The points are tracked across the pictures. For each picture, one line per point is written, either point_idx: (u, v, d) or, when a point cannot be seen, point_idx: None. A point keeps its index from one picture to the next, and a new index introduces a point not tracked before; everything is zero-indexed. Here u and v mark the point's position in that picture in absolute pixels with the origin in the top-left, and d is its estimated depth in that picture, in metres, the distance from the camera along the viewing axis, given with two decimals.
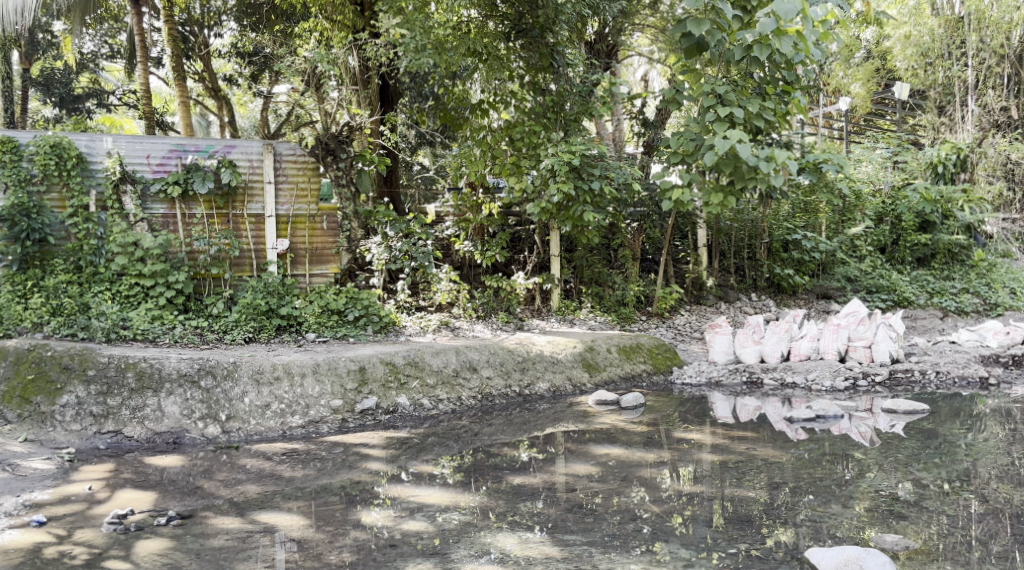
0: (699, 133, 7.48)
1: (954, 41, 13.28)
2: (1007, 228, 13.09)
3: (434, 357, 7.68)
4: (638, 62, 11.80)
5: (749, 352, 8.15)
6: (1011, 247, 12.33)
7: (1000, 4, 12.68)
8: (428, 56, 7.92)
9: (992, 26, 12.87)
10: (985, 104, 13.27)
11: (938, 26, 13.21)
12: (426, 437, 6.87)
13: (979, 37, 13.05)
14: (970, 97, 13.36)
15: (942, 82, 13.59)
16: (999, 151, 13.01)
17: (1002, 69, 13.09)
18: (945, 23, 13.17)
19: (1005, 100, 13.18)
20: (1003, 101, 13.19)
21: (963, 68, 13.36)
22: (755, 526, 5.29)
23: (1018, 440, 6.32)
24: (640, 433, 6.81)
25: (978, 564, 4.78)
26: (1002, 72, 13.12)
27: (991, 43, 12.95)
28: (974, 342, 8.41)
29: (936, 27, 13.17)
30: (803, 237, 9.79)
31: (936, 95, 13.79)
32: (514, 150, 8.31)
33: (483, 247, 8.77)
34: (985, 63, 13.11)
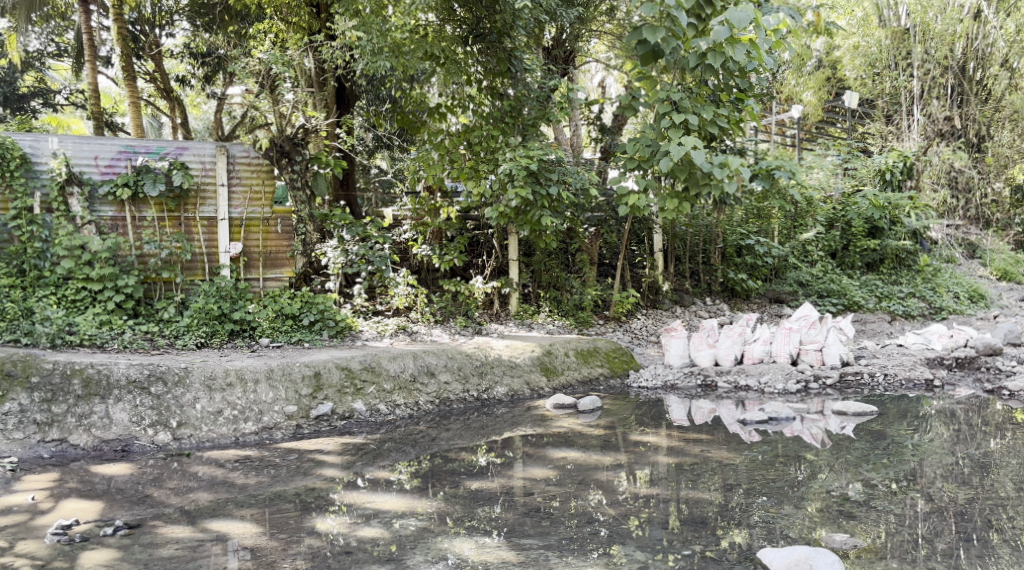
0: (655, 140, 7.56)
1: (900, 51, 13.66)
2: (951, 235, 12.94)
3: (391, 362, 7.63)
4: (595, 68, 11.95)
5: (703, 356, 8.26)
6: (956, 253, 12.55)
7: (945, 17, 13.11)
8: (386, 58, 7.94)
9: (937, 38, 13.28)
10: (930, 114, 13.66)
11: (885, 37, 13.66)
12: (383, 442, 6.83)
13: (925, 49, 13.43)
14: (915, 107, 13.68)
15: (890, 91, 13.95)
16: (943, 160, 13.10)
17: (946, 80, 13.50)
18: (892, 35, 13.56)
19: (948, 110, 13.60)
20: (947, 111, 13.61)
21: (909, 79, 13.66)
22: (709, 528, 5.36)
23: (962, 440, 6.50)
24: (597, 436, 6.86)
25: (924, 562, 4.90)
26: (946, 82, 13.53)
27: (936, 54, 13.33)
28: (920, 345, 8.62)
29: (883, 38, 13.64)
30: (756, 242, 9.97)
31: (884, 104, 14.12)
32: (473, 154, 8.29)
33: (440, 251, 8.74)
34: (930, 73, 13.49)
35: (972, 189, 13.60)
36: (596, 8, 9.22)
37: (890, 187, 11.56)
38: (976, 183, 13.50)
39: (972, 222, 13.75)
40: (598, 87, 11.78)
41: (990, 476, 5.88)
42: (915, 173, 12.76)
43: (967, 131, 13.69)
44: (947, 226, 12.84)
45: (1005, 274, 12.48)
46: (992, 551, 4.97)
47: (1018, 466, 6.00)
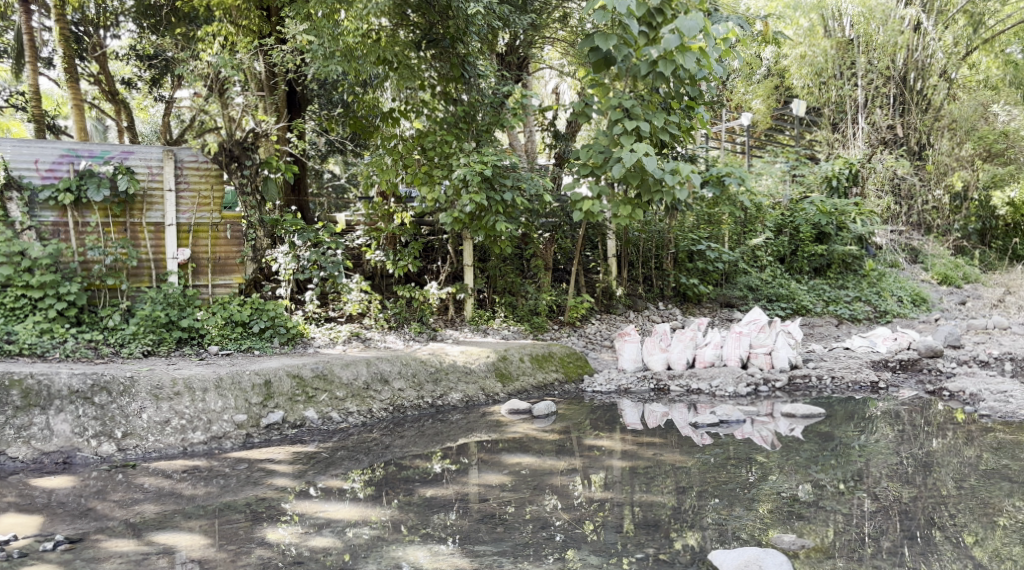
0: (608, 146, 7.63)
1: (845, 61, 14.01)
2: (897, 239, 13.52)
3: (344, 369, 7.57)
4: (548, 75, 12.05)
5: (656, 359, 8.36)
6: (900, 258, 12.83)
7: (887, 28, 13.64)
8: (337, 63, 7.87)
9: (879, 49, 13.73)
10: (874, 123, 13.83)
11: (830, 47, 13.94)
12: (335, 451, 6.75)
13: (868, 59, 13.84)
14: (860, 115, 13.88)
15: (835, 100, 14.11)
16: (887, 167, 13.26)
17: (889, 90, 13.88)
18: (836, 45, 13.94)
19: (891, 119, 13.89)
20: (890, 120, 13.90)
21: (854, 88, 13.95)
22: (662, 531, 5.41)
23: (906, 440, 6.67)
24: (552, 441, 6.88)
25: (870, 560, 5.02)
26: (888, 92, 13.90)
27: (878, 64, 13.74)
28: (865, 347, 8.82)
29: (829, 48, 13.91)
30: (707, 247, 10.18)
31: (830, 112, 14.29)
32: (426, 160, 8.27)
33: (395, 257, 8.68)
34: (874, 83, 13.85)
35: (913, 196, 13.85)
36: (549, 14, 9.28)
37: (837, 194, 11.97)
38: (918, 190, 13.81)
39: (914, 227, 14.03)
40: (552, 93, 11.82)
41: (933, 475, 6.04)
42: (859, 180, 13.02)
43: (909, 139, 14.11)
44: (892, 232, 13.10)
45: (945, 278, 12.78)
46: (934, 548, 5.11)
47: (959, 464, 6.16)
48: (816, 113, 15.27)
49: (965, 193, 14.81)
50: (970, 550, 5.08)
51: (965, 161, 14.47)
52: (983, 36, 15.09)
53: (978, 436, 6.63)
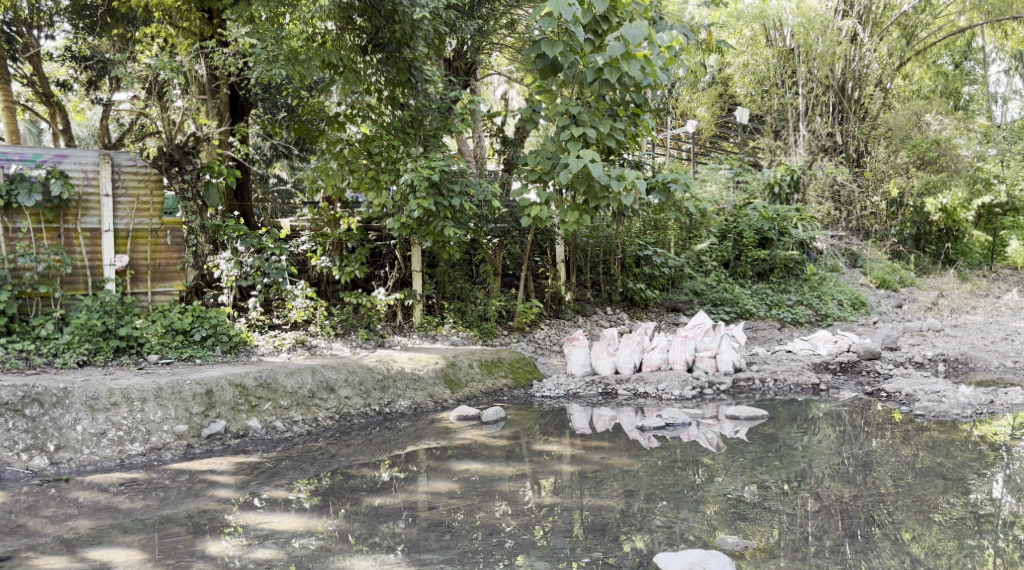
0: (555, 152, 7.66)
1: (786, 70, 14.40)
2: (836, 245, 13.53)
3: (288, 378, 7.45)
4: (497, 81, 12.17)
5: (604, 364, 8.42)
6: (840, 262, 13.06)
7: (826, 39, 14.00)
8: (281, 66, 7.77)
9: (819, 59, 14.10)
10: (815, 130, 14.40)
11: (773, 56, 14.37)
12: (279, 460, 6.63)
13: (808, 68, 14.23)
14: (801, 123, 14.43)
15: (777, 108, 14.57)
16: (827, 174, 13.67)
17: (828, 98, 14.36)
18: (778, 54, 14.35)
19: (831, 127, 14.39)
20: (830, 128, 14.39)
21: (795, 96, 14.40)
22: (610, 535, 5.44)
23: (847, 441, 6.84)
24: (501, 447, 6.87)
25: (812, 559, 5.12)
26: (828, 101, 14.38)
27: (817, 74, 14.14)
28: (807, 350, 9.02)
29: (771, 57, 14.33)
30: (654, 253, 10.27)
31: (772, 120, 14.71)
32: (372, 165, 8.18)
33: (341, 263, 8.63)
34: (814, 92, 14.26)
35: (854, 203, 14.31)
36: (496, 21, 9.29)
37: (779, 200, 12.37)
38: (857, 197, 14.14)
39: (853, 233, 14.35)
40: (501, 99, 11.79)
41: (872, 474, 6.19)
42: (802, 186, 13.27)
43: (848, 146, 14.52)
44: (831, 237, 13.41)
45: (883, 282, 13.12)
46: (874, 545, 5.23)
47: (897, 463, 6.33)
48: (758, 121, 15.58)
49: (901, 199, 14.83)
50: (908, 546, 5.21)
51: (901, 168, 14.57)
52: (917, 47, 15.55)
53: (915, 436, 6.82)
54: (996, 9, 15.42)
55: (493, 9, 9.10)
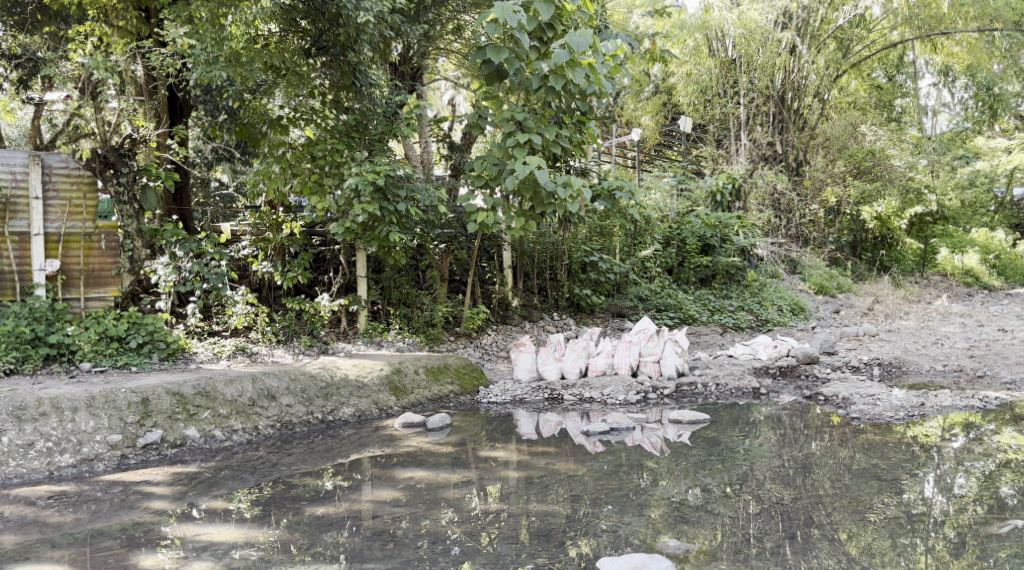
0: (501, 158, 7.67)
1: (728, 80, 14.65)
2: (774, 252, 13.50)
3: (227, 386, 7.29)
4: (445, 87, 12.25)
5: (550, 369, 8.49)
6: (780, 269, 13.24)
7: (766, 50, 14.31)
8: (221, 68, 7.62)
9: (760, 69, 14.46)
10: (755, 139, 14.63)
11: (715, 66, 14.60)
12: (219, 470, 6.48)
13: (749, 78, 14.56)
14: (743, 132, 14.72)
15: (720, 117, 14.90)
16: (767, 182, 14.00)
17: (768, 108, 14.66)
18: (721, 64, 14.59)
19: (771, 136, 14.67)
20: (770, 137, 14.67)
21: (736, 106, 14.69)
22: (556, 540, 5.45)
23: (787, 444, 6.97)
24: (446, 453, 6.82)
25: (754, 561, 5.20)
26: (768, 110, 14.70)
27: (758, 84, 14.48)
28: (748, 355, 9.18)
29: (713, 68, 14.57)
30: (600, 259, 10.33)
31: (715, 129, 15.07)
32: (316, 168, 8.17)
33: (283, 268, 8.51)
34: (755, 102, 14.58)
35: (793, 210, 14.52)
36: (442, 26, 9.22)
37: (721, 208, 12.71)
38: (797, 204, 14.38)
39: (793, 239, 14.62)
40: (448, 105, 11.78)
41: (811, 476, 6.32)
42: (742, 195, 13.82)
43: (787, 155, 14.80)
44: (773, 243, 13.52)
45: (822, 288, 13.46)
46: (813, 546, 5.34)
47: (835, 465, 6.48)
48: (701, 130, 15.78)
49: (838, 208, 15.44)
50: (845, 545, 5.34)
51: (839, 177, 15.04)
52: (851, 61, 15.92)
53: (851, 438, 6.99)
54: (925, 24, 15.64)
55: (439, 14, 9.04)
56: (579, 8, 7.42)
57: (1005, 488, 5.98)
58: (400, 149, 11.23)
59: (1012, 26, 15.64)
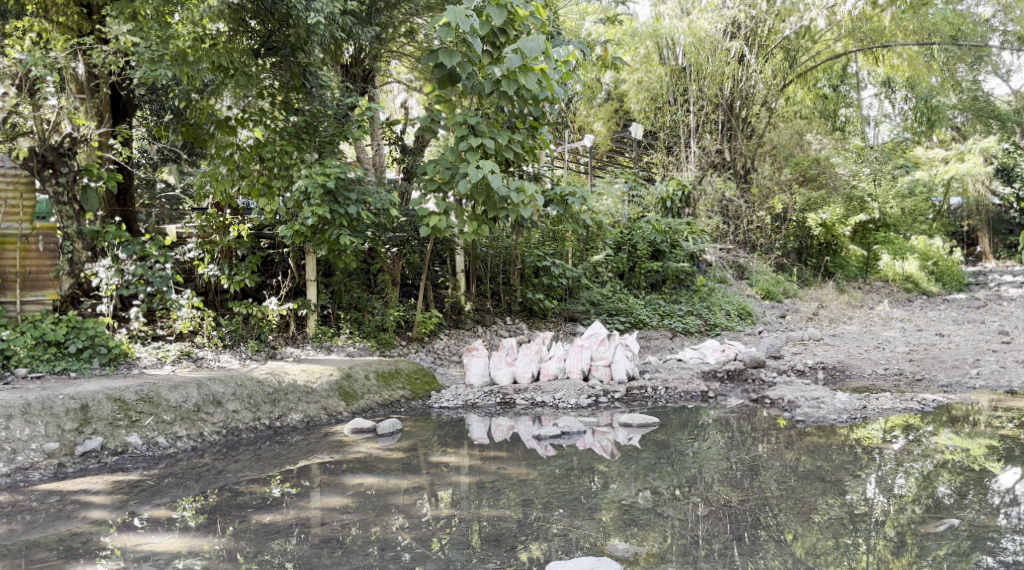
0: (454, 162, 7.64)
1: (678, 88, 14.90)
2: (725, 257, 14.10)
3: (171, 392, 7.12)
4: (397, 90, 12.41)
5: (502, 373, 8.48)
6: (727, 274, 13.49)
7: (715, 58, 14.59)
8: (167, 67, 7.41)
9: (709, 78, 14.68)
10: (704, 147, 14.87)
11: (665, 74, 14.83)
12: (162, 478, 6.33)
13: (699, 87, 14.78)
14: (692, 139, 14.91)
15: (669, 125, 15.14)
16: (715, 189, 14.30)
17: (717, 116, 14.87)
18: (671, 72, 14.82)
19: (720, 144, 14.86)
20: (718, 145, 14.87)
21: (686, 114, 14.92)
22: (507, 545, 5.45)
23: (735, 446, 7.08)
24: (397, 459, 6.77)
25: (702, 562, 5.26)
26: (717, 119, 14.89)
27: (707, 92, 14.69)
28: (696, 358, 9.31)
29: (664, 75, 14.80)
30: (552, 263, 10.34)
31: (665, 136, 15.26)
32: (264, 170, 8.09)
33: (230, 271, 8.37)
34: (705, 109, 14.79)
35: (740, 216, 14.86)
36: (395, 28, 9.15)
37: (671, 214, 12.98)
38: (744, 211, 14.79)
39: (741, 246, 14.96)
40: (402, 107, 11.77)
41: (758, 478, 6.43)
42: (692, 202, 14.02)
43: (735, 163, 15.16)
44: (721, 249, 13.75)
45: (768, 293, 13.73)
46: (760, 547, 5.43)
47: (782, 467, 6.59)
48: (653, 137, 15.98)
49: (784, 215, 15.85)
50: (790, 546, 5.44)
51: (784, 184, 15.56)
52: (798, 70, 16.20)
53: (796, 440, 7.12)
54: (867, 37, 15.96)
55: (392, 17, 8.96)
56: (532, 14, 7.40)
57: (943, 488, 6.15)
58: (350, 150, 12.53)
59: (950, 41, 16.09)
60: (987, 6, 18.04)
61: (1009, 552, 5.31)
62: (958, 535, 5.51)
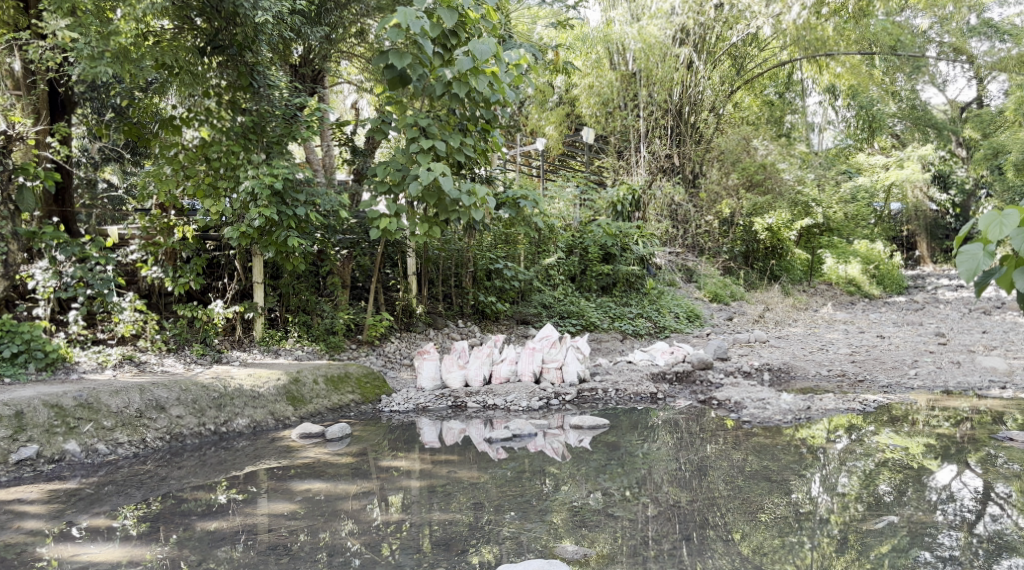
0: (405, 164, 7.60)
1: (628, 93, 15.06)
2: (673, 261, 14.09)
3: (112, 397, 6.93)
4: (347, 90, 12.31)
5: (453, 376, 8.44)
6: (677, 277, 13.65)
7: (664, 65, 14.71)
8: (108, 63, 7.12)
9: (659, 83, 14.82)
10: (654, 152, 14.98)
11: (615, 79, 14.87)
12: (101, 486, 6.16)
13: (648, 92, 14.92)
14: (642, 144, 15.01)
15: (620, 129, 15.38)
16: (665, 194, 14.41)
17: (666, 122, 15.11)
18: (621, 77, 14.92)
19: (669, 148, 15.13)
20: (667, 149, 15.08)
21: (636, 119, 15.07)
22: (458, 548, 5.43)
23: (684, 447, 7.17)
24: (346, 464, 6.67)
25: (652, 563, 5.31)
26: (666, 124, 15.13)
27: (657, 98, 14.85)
28: (646, 361, 9.40)
29: (615, 80, 14.84)
30: (504, 266, 10.34)
31: (616, 140, 15.59)
32: (210, 170, 7.95)
33: (174, 273, 8.20)
34: (654, 115, 14.95)
35: (689, 220, 15.26)
36: (345, 29, 9.06)
37: (621, 218, 13.09)
38: (692, 216, 15.23)
39: (690, 248, 15.36)
40: (353, 108, 11.69)
41: (706, 479, 6.51)
42: (641, 205, 14.18)
43: (684, 167, 15.48)
44: (670, 252, 13.89)
45: (716, 296, 13.96)
46: (707, 546, 5.50)
47: (729, 467, 6.69)
48: (603, 142, 16.22)
49: (732, 219, 16.13)
50: (737, 545, 5.51)
51: (731, 189, 15.83)
52: (744, 77, 16.45)
53: (743, 441, 7.24)
54: (812, 46, 15.89)
55: (341, 17, 8.90)
56: (482, 17, 7.44)
57: (883, 486, 6.31)
58: (300, 155, 14.04)
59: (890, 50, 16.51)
60: (924, 17, 18.89)
61: (946, 547, 5.47)
62: (897, 532, 5.66)
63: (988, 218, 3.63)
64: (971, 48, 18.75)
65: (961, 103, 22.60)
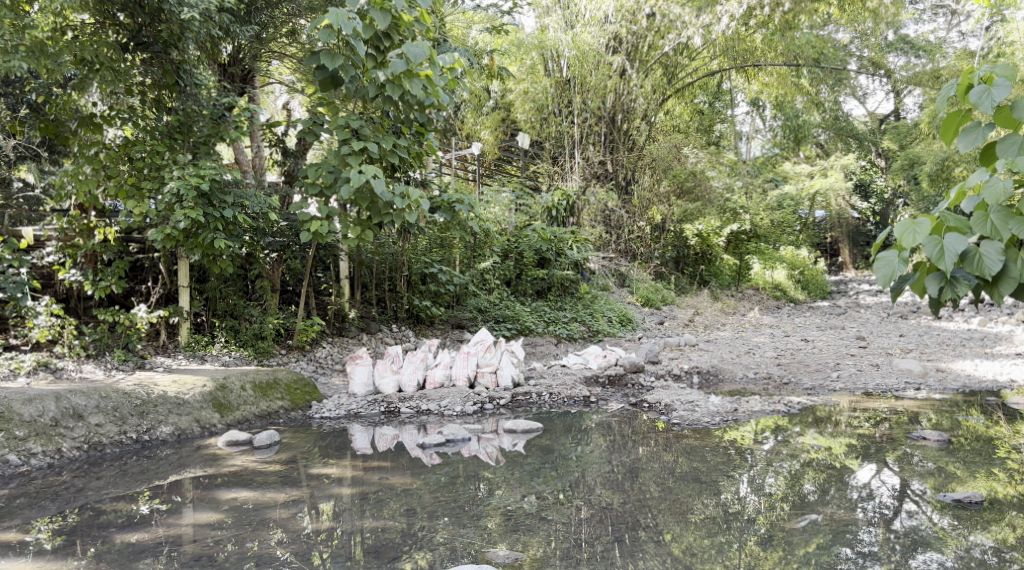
0: (337, 166, 7.49)
1: (563, 100, 15.05)
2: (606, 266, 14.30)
3: (25, 406, 6.62)
4: (280, 90, 12.08)
5: (387, 382, 8.36)
6: (609, 282, 13.84)
7: (597, 71, 14.86)
8: (22, 59, 6.85)
9: (592, 90, 14.96)
10: (587, 158, 15.21)
11: (550, 85, 14.89)
12: (12, 499, 5.88)
13: (582, 99, 15.01)
14: (576, 151, 15.19)
15: (555, 134, 15.35)
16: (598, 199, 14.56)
17: (599, 128, 15.26)
18: (556, 83, 14.92)
19: (602, 155, 15.29)
20: (601, 156, 15.28)
21: (570, 125, 15.18)
22: (390, 555, 5.36)
23: (617, 449, 7.23)
24: (275, 472, 6.52)
25: (584, 564, 5.34)
26: (599, 131, 15.29)
27: (590, 105, 14.99)
28: (579, 364, 9.46)
29: (548, 87, 14.84)
30: (439, 270, 10.25)
31: (551, 146, 15.55)
32: (134, 170, 7.75)
33: (95, 277, 7.92)
34: (587, 122, 15.12)
35: (622, 226, 15.23)
36: (276, 28, 8.96)
37: (555, 222, 13.18)
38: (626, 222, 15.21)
39: (622, 254, 15.37)
40: (285, 108, 11.54)
41: (638, 480, 6.59)
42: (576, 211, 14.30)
43: (617, 175, 15.54)
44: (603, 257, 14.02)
45: (647, 300, 14.14)
46: (639, 547, 5.56)
47: (660, 469, 6.78)
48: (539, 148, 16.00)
49: (664, 225, 16.37)
50: (668, 546, 5.58)
51: (663, 196, 16.03)
52: (676, 85, 16.74)
53: (675, 442, 7.35)
54: (739, 57, 16.72)
55: (272, 17, 8.79)
56: (415, 20, 7.24)
57: (808, 486, 6.48)
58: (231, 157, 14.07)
59: (812, 63, 17.12)
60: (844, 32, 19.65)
61: (865, 543, 5.65)
62: (819, 529, 5.82)
63: (903, 225, 3.77)
64: (887, 61, 19.80)
65: (880, 115, 23.52)
